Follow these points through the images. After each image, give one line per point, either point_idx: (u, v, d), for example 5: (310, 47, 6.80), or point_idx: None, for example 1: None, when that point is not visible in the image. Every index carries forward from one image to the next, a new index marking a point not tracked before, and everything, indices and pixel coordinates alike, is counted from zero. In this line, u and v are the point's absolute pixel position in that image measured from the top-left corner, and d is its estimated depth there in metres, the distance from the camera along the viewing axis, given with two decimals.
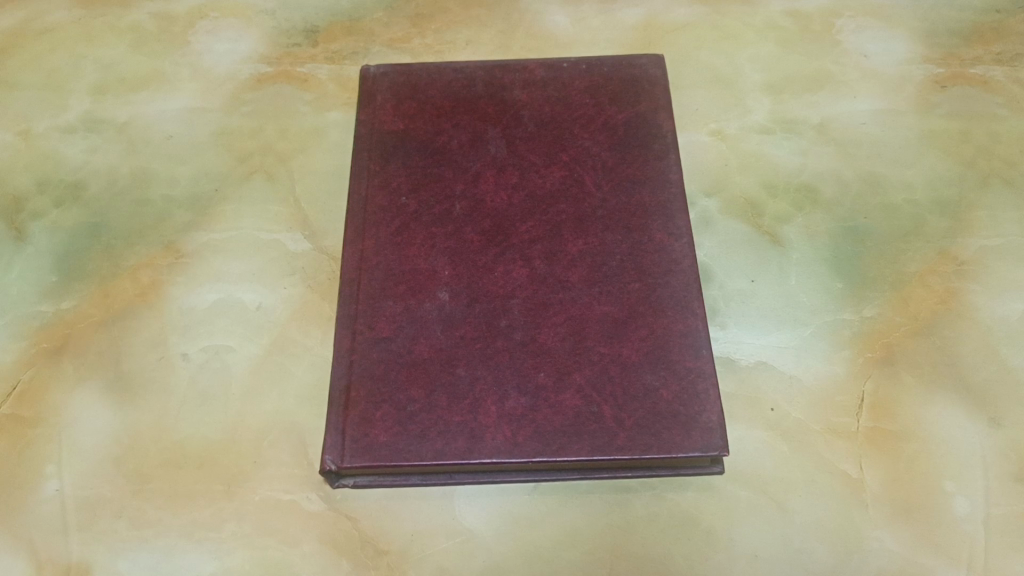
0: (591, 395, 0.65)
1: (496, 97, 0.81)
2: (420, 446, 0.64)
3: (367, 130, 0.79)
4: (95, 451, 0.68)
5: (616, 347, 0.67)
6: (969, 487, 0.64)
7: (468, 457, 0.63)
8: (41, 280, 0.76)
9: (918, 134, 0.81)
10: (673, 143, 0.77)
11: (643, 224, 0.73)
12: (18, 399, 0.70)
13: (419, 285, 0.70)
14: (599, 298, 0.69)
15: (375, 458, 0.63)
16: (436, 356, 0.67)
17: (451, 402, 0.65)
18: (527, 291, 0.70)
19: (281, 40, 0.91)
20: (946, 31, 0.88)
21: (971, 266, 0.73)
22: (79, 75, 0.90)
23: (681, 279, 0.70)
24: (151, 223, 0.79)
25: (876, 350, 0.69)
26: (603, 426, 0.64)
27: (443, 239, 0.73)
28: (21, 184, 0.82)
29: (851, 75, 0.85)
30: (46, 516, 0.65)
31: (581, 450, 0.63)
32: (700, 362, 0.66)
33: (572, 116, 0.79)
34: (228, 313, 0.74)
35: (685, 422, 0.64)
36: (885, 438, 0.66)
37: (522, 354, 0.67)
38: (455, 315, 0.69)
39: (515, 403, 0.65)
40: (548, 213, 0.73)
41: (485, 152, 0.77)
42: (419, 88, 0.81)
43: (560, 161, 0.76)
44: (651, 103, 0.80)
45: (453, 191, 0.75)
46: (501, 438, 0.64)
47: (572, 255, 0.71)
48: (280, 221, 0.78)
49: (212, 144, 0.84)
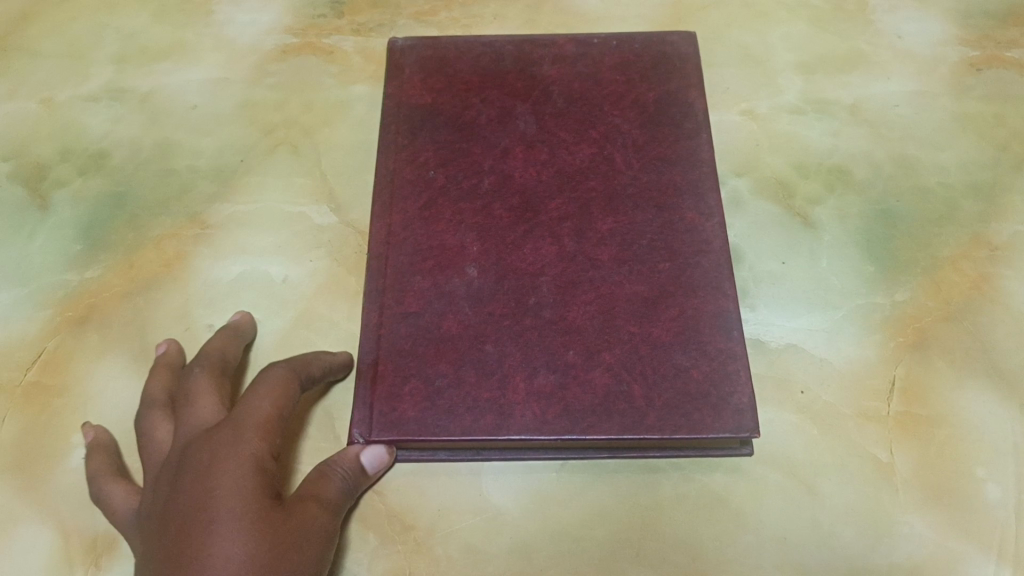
0: (621, 373, 0.65)
1: (525, 73, 0.81)
2: (449, 422, 0.63)
3: (394, 104, 0.79)
4: (120, 422, 0.67)
5: (647, 327, 0.67)
6: (1001, 473, 0.63)
7: (497, 434, 0.63)
8: (65, 250, 0.76)
9: (951, 117, 0.80)
10: (704, 122, 0.77)
11: (673, 203, 0.72)
12: (43, 368, 0.70)
13: (447, 260, 0.70)
14: (628, 276, 0.69)
15: (403, 433, 0.63)
16: (465, 331, 0.67)
17: (479, 377, 0.65)
18: (557, 269, 0.69)
19: (306, 12, 0.90)
20: (981, 13, 0.87)
21: (1004, 251, 0.73)
22: (102, 44, 0.89)
23: (712, 259, 0.69)
24: (175, 194, 0.78)
25: (907, 334, 0.69)
26: (633, 405, 0.64)
27: (472, 215, 0.72)
28: (44, 153, 0.82)
29: (884, 55, 0.84)
30: (72, 486, 0.65)
31: (611, 430, 0.63)
32: (731, 343, 0.66)
33: (601, 93, 0.79)
34: (253, 285, 0.73)
35: (714, 404, 0.63)
36: (915, 423, 0.65)
37: (550, 331, 0.67)
38: (484, 291, 0.68)
39: (544, 379, 0.65)
40: (577, 191, 0.73)
41: (514, 128, 0.77)
42: (447, 63, 0.81)
43: (590, 138, 0.76)
44: (682, 81, 0.79)
45: (482, 167, 0.75)
46: (530, 415, 0.63)
47: (602, 233, 0.71)
48: (306, 195, 0.78)
49: (236, 115, 0.83)
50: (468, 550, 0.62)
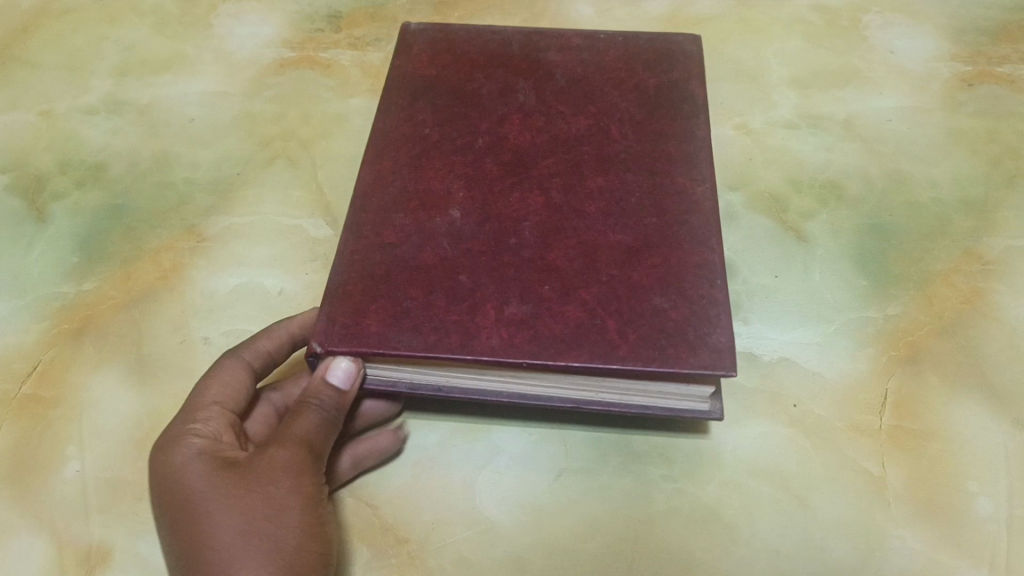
0: (597, 310, 0.57)
1: (530, 57, 0.76)
2: (412, 339, 0.56)
3: (401, 76, 0.75)
4: (116, 433, 0.68)
5: (627, 272, 0.60)
6: (993, 488, 0.63)
7: (459, 352, 0.55)
8: (62, 261, 0.76)
9: (943, 132, 0.81)
10: (705, 108, 0.72)
11: (666, 170, 0.67)
12: (39, 379, 0.70)
13: (430, 203, 0.65)
14: (612, 227, 0.63)
15: (360, 344, 0.57)
16: (439, 264, 0.60)
17: (450, 304, 0.58)
18: (539, 217, 0.63)
19: (305, 26, 0.91)
20: (973, 30, 0.88)
21: (996, 266, 0.73)
22: (101, 57, 0.90)
23: (702, 220, 0.63)
24: (173, 206, 0.79)
25: (900, 348, 0.69)
26: (605, 337, 0.56)
27: (462, 168, 0.67)
28: (42, 165, 0.82)
29: (878, 71, 0.85)
30: (66, 496, 0.65)
31: (580, 357, 0.55)
32: (712, 290, 0.58)
33: (604, 77, 0.75)
34: (249, 297, 0.74)
35: (691, 340, 0.55)
36: (907, 437, 0.66)
37: (528, 270, 0.60)
38: (464, 231, 0.62)
39: (515, 310, 0.57)
40: (571, 154, 0.68)
41: (512, 99, 0.72)
42: (457, 45, 0.77)
43: (588, 112, 0.71)
44: (686, 73, 0.75)
45: (476, 128, 0.70)
46: (496, 339, 0.56)
47: (590, 190, 0.65)
48: (302, 207, 0.78)
49: (234, 127, 0.84)
50: (460, 562, 0.62)
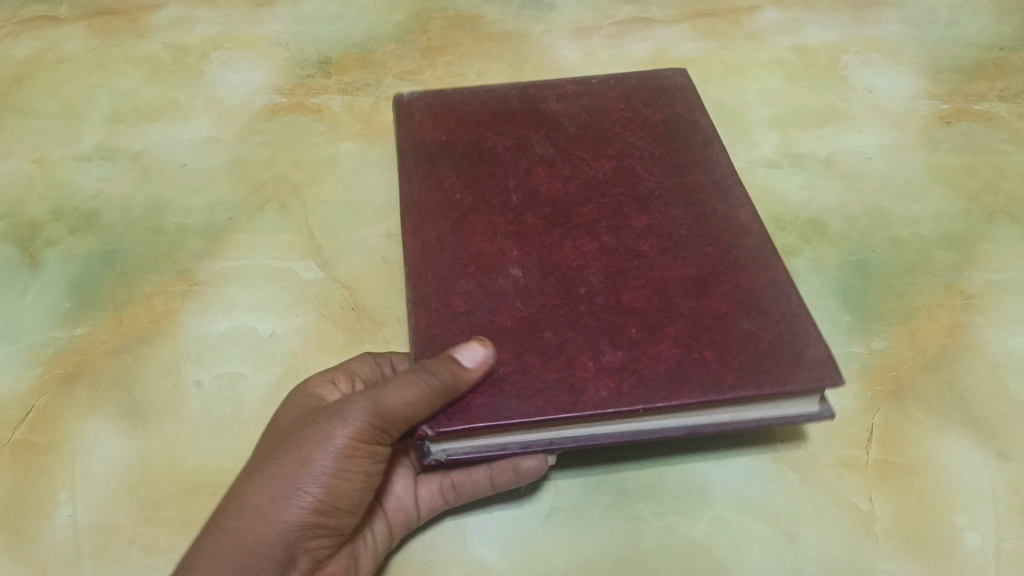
0: (690, 345, 0.58)
1: (533, 109, 0.78)
2: (520, 404, 0.56)
3: (409, 143, 0.74)
4: (107, 479, 0.68)
5: (704, 302, 0.61)
6: (980, 521, 0.64)
7: (574, 410, 0.55)
8: (55, 307, 0.77)
9: (923, 169, 0.82)
10: (714, 133, 0.75)
11: (703, 198, 0.68)
12: (31, 425, 0.71)
13: (489, 265, 0.64)
14: (675, 261, 0.64)
15: (473, 419, 0.55)
16: (519, 324, 0.60)
17: (545, 361, 0.58)
18: (601, 262, 0.64)
19: (295, 71, 0.93)
20: (950, 68, 0.90)
21: (978, 300, 0.74)
22: (95, 105, 0.91)
23: (756, 241, 0.65)
24: (165, 251, 0.80)
25: (885, 383, 0.70)
26: (710, 371, 0.57)
27: (506, 225, 0.67)
28: (36, 212, 0.83)
29: (858, 109, 0.87)
30: (58, 543, 0.65)
31: (693, 393, 0.55)
32: (792, 306, 0.60)
33: (610, 119, 0.76)
34: (240, 340, 0.74)
35: (791, 358, 0.57)
36: (894, 470, 0.66)
37: (608, 315, 0.61)
38: (532, 287, 0.63)
39: (611, 357, 0.58)
40: (608, 197, 0.69)
41: (532, 152, 0.73)
42: (456, 106, 0.78)
43: (608, 154, 0.73)
44: (683, 105, 0.77)
45: (508, 186, 0.70)
46: (605, 389, 0.56)
47: (639, 228, 0.66)
48: (293, 251, 0.79)
49: (225, 172, 0.85)
50: None
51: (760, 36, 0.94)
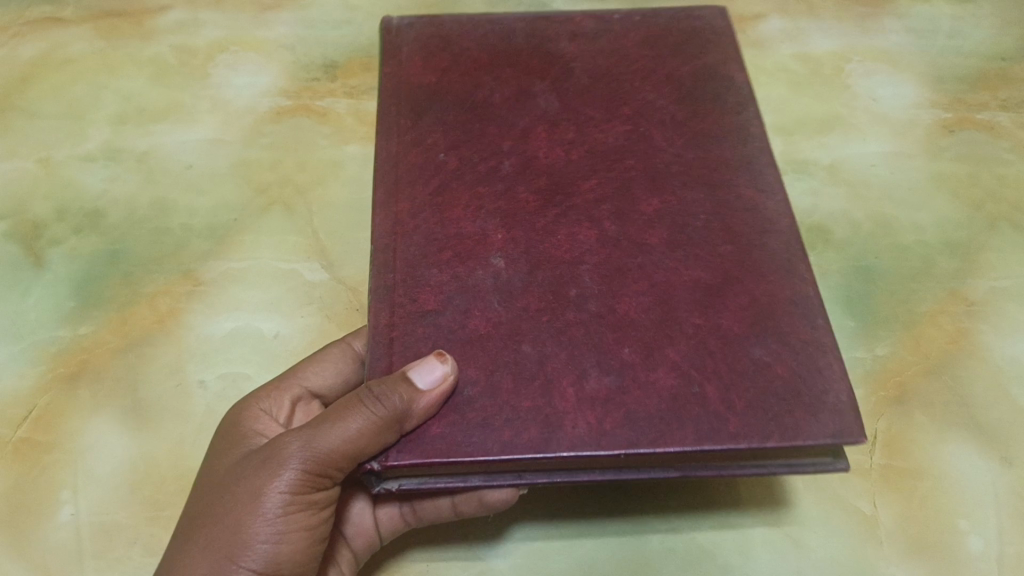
0: (689, 372, 0.53)
1: (541, 51, 0.72)
2: (484, 438, 0.51)
3: (394, 85, 0.69)
4: (110, 478, 0.68)
5: (713, 318, 0.56)
6: (983, 526, 0.64)
7: (544, 451, 0.50)
8: (59, 307, 0.77)
9: (926, 176, 0.83)
10: (750, 96, 0.69)
11: (726, 181, 0.63)
12: (34, 424, 0.71)
13: (467, 251, 0.59)
14: (684, 261, 0.59)
15: (430, 454, 0.50)
16: (497, 331, 0.56)
17: (518, 383, 0.53)
18: (598, 257, 0.59)
19: (301, 74, 0.93)
20: (953, 77, 0.90)
21: (981, 306, 0.74)
22: (100, 106, 0.91)
23: (779, 241, 0.60)
24: (170, 252, 0.80)
25: (889, 388, 0.70)
26: (709, 411, 0.52)
27: (492, 201, 0.62)
28: (40, 212, 0.83)
29: (861, 117, 0.87)
30: (60, 542, 0.65)
31: (686, 441, 0.51)
32: (813, 334, 0.55)
33: (628, 69, 0.71)
34: (245, 341, 0.74)
35: (809, 404, 0.52)
36: (898, 475, 0.66)
37: (599, 326, 0.56)
38: (514, 285, 0.58)
39: (598, 383, 0.53)
40: (615, 170, 0.64)
41: (534, 107, 0.68)
42: (453, 44, 0.73)
43: (622, 115, 0.67)
44: (719, 55, 0.72)
45: (501, 148, 0.65)
46: (584, 426, 0.51)
47: (648, 215, 0.61)
48: (298, 252, 0.79)
49: (231, 174, 0.85)
50: None
51: (765, 44, 0.94)
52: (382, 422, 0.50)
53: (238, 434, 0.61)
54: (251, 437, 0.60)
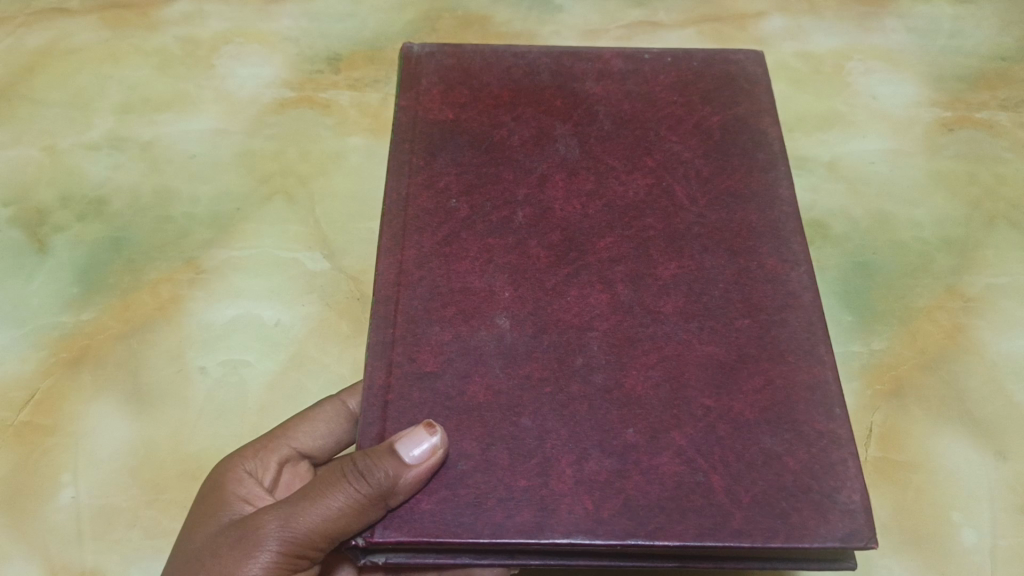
0: (695, 460, 0.49)
1: (565, 89, 0.65)
2: (473, 519, 0.47)
3: (408, 118, 0.63)
4: (110, 461, 0.68)
5: (726, 401, 0.51)
6: (976, 519, 0.64)
7: (537, 536, 0.47)
8: (62, 291, 0.77)
9: (925, 174, 0.83)
10: (781, 153, 0.62)
11: (750, 247, 0.57)
12: (36, 406, 0.71)
13: (471, 309, 0.55)
14: (700, 335, 0.53)
15: (416, 533, 0.47)
16: (495, 402, 0.51)
17: (515, 461, 0.49)
18: (608, 324, 0.54)
19: (304, 66, 0.93)
20: (953, 76, 0.91)
21: (978, 303, 0.75)
22: (105, 95, 0.92)
23: (802, 317, 0.54)
24: (172, 240, 0.80)
25: (885, 381, 0.71)
26: (713, 503, 0.48)
27: (502, 253, 0.57)
28: (44, 199, 0.84)
29: (861, 115, 0.88)
30: (60, 523, 0.66)
31: (686, 535, 0.47)
32: (832, 425, 0.51)
33: (657, 114, 0.64)
34: (246, 328, 0.75)
35: (818, 502, 0.48)
36: (893, 468, 0.67)
37: (603, 403, 0.51)
38: (517, 348, 0.53)
39: (598, 465, 0.49)
40: (631, 228, 0.58)
41: (553, 151, 0.62)
42: (472, 73, 0.66)
43: (645, 166, 0.61)
44: (752, 105, 0.64)
45: (514, 196, 0.59)
46: (580, 511, 0.48)
47: (664, 281, 0.56)
48: (300, 242, 0.80)
49: (234, 164, 0.85)
50: None
51: (765, 40, 0.94)
52: (366, 499, 0.47)
53: (218, 499, 0.59)
54: (234, 503, 0.58)
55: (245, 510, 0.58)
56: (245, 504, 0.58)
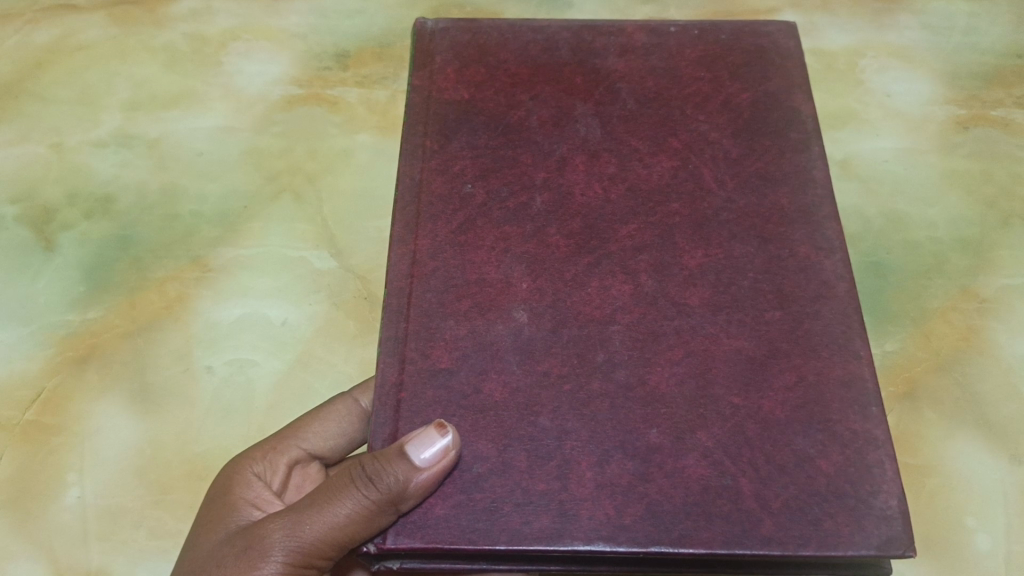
0: (721, 462, 0.48)
1: (586, 65, 0.64)
2: (491, 526, 0.47)
3: (421, 98, 0.62)
4: (116, 461, 0.68)
5: (755, 398, 0.50)
6: (992, 524, 0.63)
7: (556, 543, 0.46)
8: (69, 290, 0.77)
9: (939, 174, 0.82)
10: (814, 132, 0.61)
11: (780, 234, 0.56)
12: (42, 406, 0.71)
13: (489, 302, 0.54)
14: (726, 327, 0.53)
15: (434, 540, 0.46)
16: (513, 401, 0.51)
17: (533, 463, 0.49)
18: (631, 316, 0.53)
19: (312, 63, 0.93)
20: (968, 73, 0.89)
21: (993, 304, 0.74)
22: (113, 92, 0.91)
23: (836, 309, 0.54)
24: (180, 238, 0.80)
25: (898, 384, 0.70)
26: (741, 508, 0.47)
27: (519, 242, 0.56)
28: (51, 196, 0.84)
29: (874, 113, 0.87)
30: (67, 523, 0.65)
31: (714, 542, 0.46)
32: (868, 426, 0.50)
33: (681, 92, 0.63)
34: (253, 327, 0.74)
35: (852, 507, 0.47)
36: (908, 472, 0.66)
37: (626, 401, 0.51)
38: (535, 342, 0.52)
39: (619, 468, 0.49)
40: (656, 214, 0.57)
41: (573, 132, 0.61)
42: (488, 50, 0.65)
43: (669, 148, 0.60)
44: (783, 80, 0.63)
45: (532, 180, 0.59)
46: (599, 517, 0.47)
47: (690, 270, 0.55)
48: (307, 241, 0.79)
49: (242, 162, 0.85)
50: None
51: None
52: (377, 504, 0.47)
53: (227, 505, 0.58)
54: (244, 509, 0.58)
55: (254, 515, 0.58)
56: (254, 508, 0.58)
